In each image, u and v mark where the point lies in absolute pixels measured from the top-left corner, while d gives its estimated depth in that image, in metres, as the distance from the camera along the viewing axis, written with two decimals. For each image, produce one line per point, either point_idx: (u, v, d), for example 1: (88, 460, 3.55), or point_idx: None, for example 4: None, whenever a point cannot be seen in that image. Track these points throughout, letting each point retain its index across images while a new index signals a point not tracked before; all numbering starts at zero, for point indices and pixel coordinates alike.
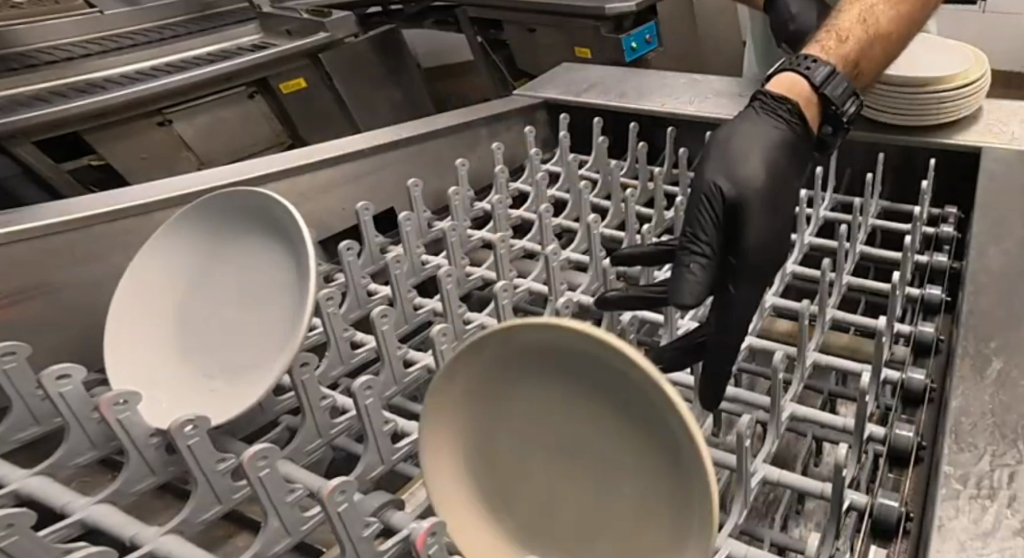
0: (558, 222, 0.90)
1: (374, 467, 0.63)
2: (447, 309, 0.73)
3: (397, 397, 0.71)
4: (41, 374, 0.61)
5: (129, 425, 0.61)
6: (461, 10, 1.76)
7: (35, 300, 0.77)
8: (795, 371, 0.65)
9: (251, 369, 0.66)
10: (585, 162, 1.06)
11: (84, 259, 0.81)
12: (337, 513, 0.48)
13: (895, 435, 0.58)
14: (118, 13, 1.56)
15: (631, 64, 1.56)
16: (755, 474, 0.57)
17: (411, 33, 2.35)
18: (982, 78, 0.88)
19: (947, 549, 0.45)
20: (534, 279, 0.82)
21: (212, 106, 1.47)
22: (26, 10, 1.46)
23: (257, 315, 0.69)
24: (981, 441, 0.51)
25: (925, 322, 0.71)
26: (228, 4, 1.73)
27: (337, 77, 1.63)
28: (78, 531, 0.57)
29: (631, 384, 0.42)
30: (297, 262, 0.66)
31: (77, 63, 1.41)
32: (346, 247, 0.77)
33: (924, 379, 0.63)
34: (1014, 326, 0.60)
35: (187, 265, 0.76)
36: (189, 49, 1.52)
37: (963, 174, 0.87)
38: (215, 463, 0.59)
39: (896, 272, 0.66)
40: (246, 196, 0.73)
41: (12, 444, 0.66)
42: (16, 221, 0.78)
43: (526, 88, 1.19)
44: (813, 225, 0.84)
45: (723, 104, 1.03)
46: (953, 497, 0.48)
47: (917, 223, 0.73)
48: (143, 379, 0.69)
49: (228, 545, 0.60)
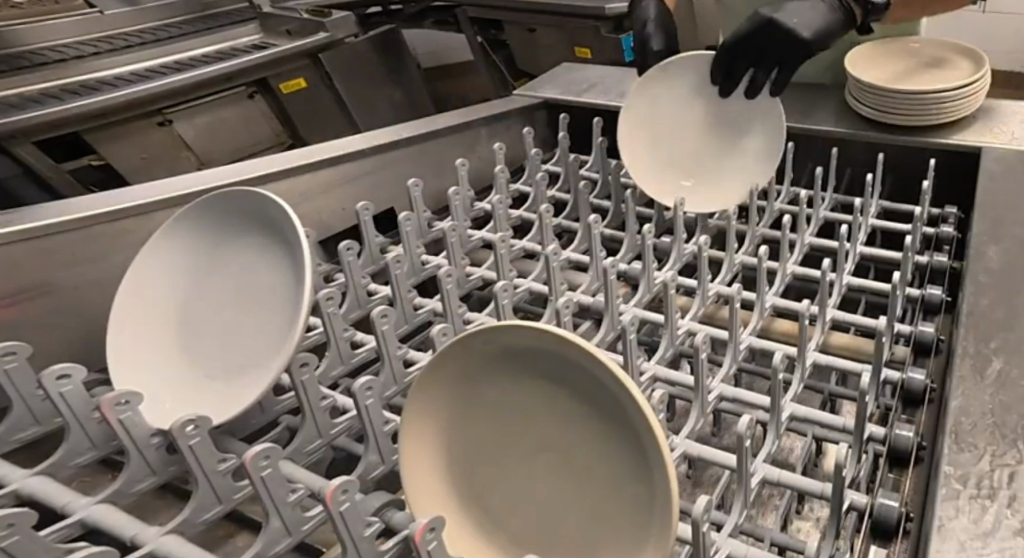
0: (558, 222, 0.90)
1: (374, 467, 0.63)
2: (447, 309, 0.73)
3: (398, 397, 0.71)
4: (42, 374, 0.61)
5: (130, 425, 0.61)
6: (461, 10, 1.75)
7: (36, 300, 0.78)
8: (795, 371, 0.65)
9: (251, 369, 0.66)
10: (585, 162, 1.06)
11: (84, 259, 0.81)
12: (339, 512, 0.48)
13: (895, 435, 0.58)
14: (118, 13, 1.55)
15: (631, 63, 1.56)
16: (755, 474, 0.57)
17: (411, 33, 2.35)
18: (982, 76, 0.88)
19: (947, 549, 0.45)
20: (534, 279, 0.82)
21: (212, 106, 1.47)
22: (26, 10, 1.46)
23: (257, 315, 0.69)
24: (981, 441, 0.51)
25: (925, 322, 0.71)
26: (228, 4, 1.73)
27: (337, 77, 1.63)
28: (79, 531, 0.57)
29: (597, 383, 0.47)
30: (295, 261, 0.66)
31: (78, 63, 1.41)
32: (346, 247, 0.77)
33: (924, 378, 0.63)
34: (1013, 326, 0.60)
35: (189, 263, 0.76)
36: (188, 48, 1.52)
37: (963, 174, 0.87)
38: (215, 463, 0.59)
39: (896, 272, 0.66)
40: (244, 197, 0.73)
41: (11, 444, 0.65)
42: (16, 221, 0.78)
43: (526, 87, 1.19)
44: (813, 225, 0.84)
45: None
46: (953, 497, 0.48)
47: (917, 223, 0.73)
48: (143, 379, 0.70)
49: (229, 544, 0.61)
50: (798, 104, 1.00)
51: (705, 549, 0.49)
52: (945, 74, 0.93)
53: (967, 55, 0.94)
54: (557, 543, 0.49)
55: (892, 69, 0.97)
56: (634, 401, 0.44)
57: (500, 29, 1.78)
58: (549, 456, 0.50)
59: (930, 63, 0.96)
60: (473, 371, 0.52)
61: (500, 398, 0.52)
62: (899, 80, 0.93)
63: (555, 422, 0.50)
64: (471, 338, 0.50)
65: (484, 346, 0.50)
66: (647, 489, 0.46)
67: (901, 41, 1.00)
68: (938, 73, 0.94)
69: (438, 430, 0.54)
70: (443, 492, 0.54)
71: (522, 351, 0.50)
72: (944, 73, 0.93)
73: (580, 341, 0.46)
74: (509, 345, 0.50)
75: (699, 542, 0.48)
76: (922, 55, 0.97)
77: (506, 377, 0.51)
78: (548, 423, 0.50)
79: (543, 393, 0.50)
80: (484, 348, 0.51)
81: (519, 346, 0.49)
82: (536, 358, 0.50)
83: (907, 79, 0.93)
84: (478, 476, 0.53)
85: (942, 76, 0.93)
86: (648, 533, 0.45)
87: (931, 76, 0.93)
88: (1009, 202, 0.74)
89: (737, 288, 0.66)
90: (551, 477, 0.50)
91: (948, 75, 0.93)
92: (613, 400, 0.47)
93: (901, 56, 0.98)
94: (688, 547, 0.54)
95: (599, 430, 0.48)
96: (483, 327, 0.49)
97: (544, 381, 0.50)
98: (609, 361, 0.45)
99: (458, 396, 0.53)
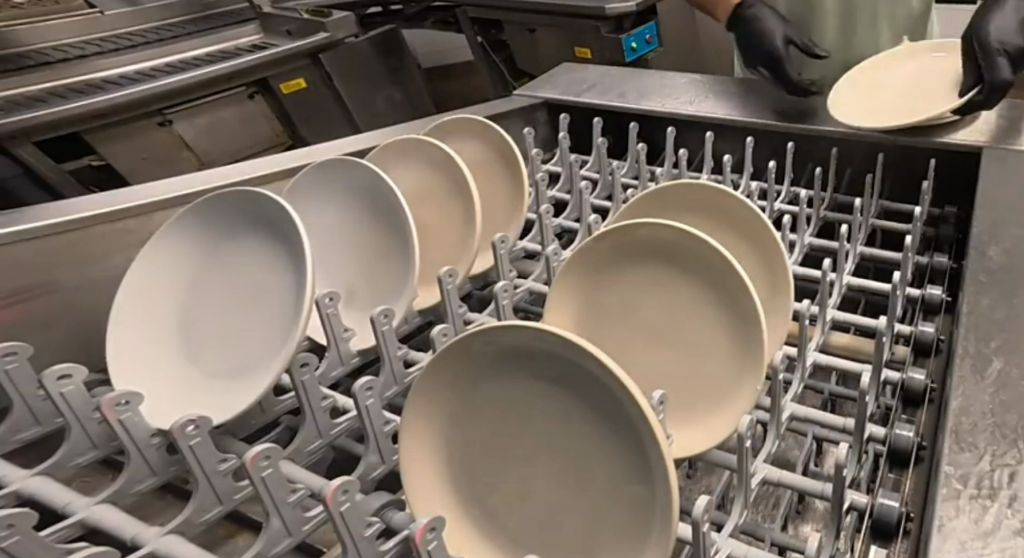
0: (558, 223, 0.90)
1: (374, 467, 0.63)
2: (448, 310, 0.73)
3: (398, 397, 0.71)
4: (43, 374, 0.61)
5: (130, 425, 0.61)
6: (461, 10, 1.77)
7: (37, 299, 0.78)
8: (795, 371, 0.65)
9: (251, 368, 0.66)
10: (585, 162, 1.06)
11: (87, 259, 0.81)
12: (340, 512, 0.48)
13: (895, 436, 0.58)
14: (118, 13, 1.55)
15: (631, 64, 1.56)
16: (756, 474, 0.57)
17: (411, 33, 2.35)
18: (689, 374, 0.62)
19: (947, 549, 0.45)
20: (535, 279, 0.82)
21: (211, 106, 1.47)
22: (26, 10, 1.46)
23: (256, 313, 0.70)
24: (982, 441, 0.51)
25: (925, 322, 0.71)
26: (229, 4, 1.72)
27: (338, 78, 1.63)
28: (80, 532, 0.57)
29: (598, 388, 0.47)
30: (297, 256, 0.67)
31: (76, 63, 1.40)
32: (371, 254, 0.79)
33: (924, 379, 0.63)
34: (1012, 325, 0.60)
35: (190, 261, 0.76)
36: (187, 49, 1.52)
37: (964, 173, 0.86)
38: (216, 463, 0.59)
39: (896, 272, 0.66)
40: (244, 198, 0.73)
41: (12, 444, 0.65)
42: (17, 221, 0.78)
43: (525, 87, 1.19)
44: (813, 225, 0.84)
45: (723, 105, 1.02)
46: (953, 497, 0.48)
47: (916, 223, 0.73)
48: (143, 377, 0.70)
49: (229, 544, 0.61)
50: (797, 103, 1.01)
51: (704, 549, 0.49)
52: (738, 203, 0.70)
53: (728, 258, 0.60)
54: (557, 539, 0.50)
55: (580, 287, 0.68)
56: (637, 409, 0.44)
57: (500, 29, 1.78)
58: (549, 461, 0.50)
59: (750, 225, 0.69)
60: (610, 261, 0.67)
61: (499, 399, 0.52)
62: (788, 294, 0.65)
63: (554, 425, 0.50)
64: (636, 229, 0.64)
65: (647, 231, 0.64)
66: (645, 491, 0.46)
67: (628, 234, 0.65)
68: (660, 290, 0.64)
69: (437, 432, 0.54)
70: (442, 491, 0.54)
71: (522, 359, 0.50)
72: (669, 306, 0.64)
73: (584, 345, 0.46)
74: (511, 348, 0.50)
75: (700, 542, 0.48)
76: (617, 275, 0.66)
77: (641, 267, 0.65)
78: (546, 423, 0.50)
79: (544, 398, 0.50)
80: (647, 238, 0.65)
81: (658, 238, 0.64)
82: (535, 360, 0.50)
83: (724, 357, 0.61)
84: (477, 477, 0.53)
85: (670, 308, 0.64)
86: (648, 532, 0.45)
87: (705, 344, 0.62)
88: (1009, 201, 0.74)
89: (808, 305, 0.63)
90: (549, 479, 0.50)
91: (716, 326, 0.61)
92: (614, 403, 0.47)
93: (660, 281, 0.65)
94: (688, 547, 0.54)
95: (597, 437, 0.48)
96: (487, 331, 0.50)
97: (544, 387, 0.50)
98: (609, 361, 0.45)
99: (460, 398, 0.53)
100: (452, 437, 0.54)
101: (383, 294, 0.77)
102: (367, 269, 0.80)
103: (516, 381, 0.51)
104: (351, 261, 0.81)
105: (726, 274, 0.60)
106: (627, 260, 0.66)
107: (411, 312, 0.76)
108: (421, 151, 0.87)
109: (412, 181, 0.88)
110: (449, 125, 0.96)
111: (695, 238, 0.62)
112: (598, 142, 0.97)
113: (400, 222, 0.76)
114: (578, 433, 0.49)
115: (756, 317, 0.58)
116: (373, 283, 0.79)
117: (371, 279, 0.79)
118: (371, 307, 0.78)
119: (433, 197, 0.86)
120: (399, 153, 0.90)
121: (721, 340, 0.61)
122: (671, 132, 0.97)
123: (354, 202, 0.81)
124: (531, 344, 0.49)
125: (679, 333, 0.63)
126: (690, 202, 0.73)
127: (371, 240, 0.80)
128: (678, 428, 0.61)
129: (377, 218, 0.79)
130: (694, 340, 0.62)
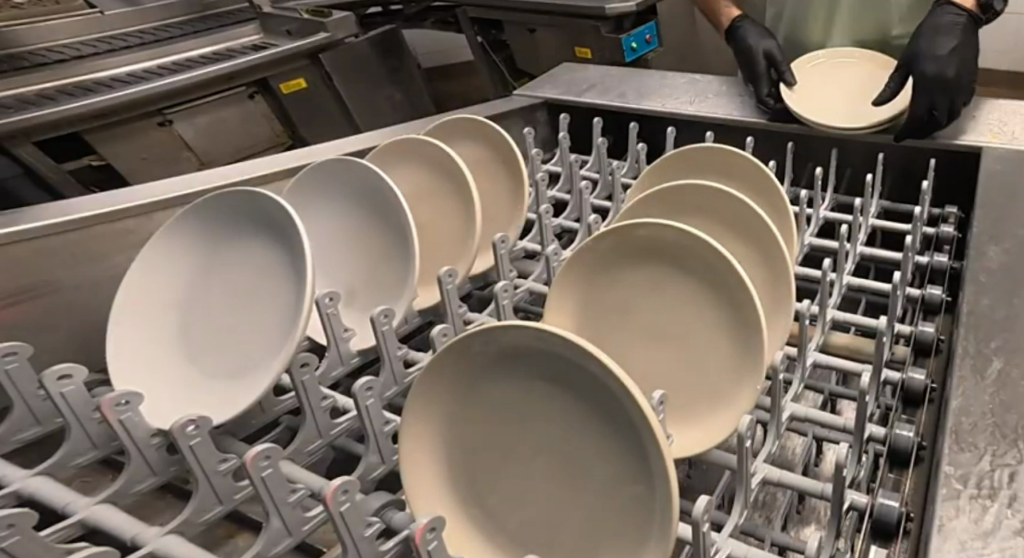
0: (558, 223, 0.90)
1: (374, 467, 0.63)
2: (448, 310, 0.73)
3: (398, 397, 0.71)
4: (43, 374, 0.61)
5: (130, 425, 0.61)
6: (461, 11, 1.77)
7: (37, 299, 0.78)
8: (796, 371, 0.65)
9: (251, 369, 0.66)
10: (585, 162, 1.06)
11: (87, 259, 0.81)
12: (340, 512, 0.48)
13: (895, 436, 0.58)
14: (118, 13, 1.55)
15: (631, 64, 1.56)
16: (756, 474, 0.57)
17: (411, 33, 2.35)
18: (688, 375, 0.62)
19: (947, 549, 0.45)
20: (535, 279, 0.82)
21: (211, 106, 1.47)
22: (25, 10, 1.46)
23: (256, 313, 0.69)
24: (982, 441, 0.51)
25: (925, 322, 0.71)
26: (229, 4, 1.72)
27: (337, 78, 1.63)
28: (80, 532, 0.57)
29: (597, 387, 0.47)
30: (297, 256, 0.67)
31: (75, 63, 1.40)
32: (371, 254, 0.79)
33: (924, 378, 0.63)
34: (1013, 326, 0.60)
35: (190, 262, 0.76)
36: (186, 49, 1.52)
37: (964, 173, 0.87)
38: (217, 464, 0.59)
39: (897, 272, 0.65)
40: (244, 198, 0.73)
41: (12, 444, 0.65)
42: (17, 221, 0.78)
43: (525, 87, 1.19)
44: (813, 225, 0.83)
45: (722, 105, 1.02)
46: (953, 497, 0.48)
47: (916, 223, 0.73)
48: (143, 377, 0.70)
49: (229, 544, 0.61)
50: None
51: (704, 549, 0.49)
52: (740, 205, 0.70)
53: (727, 258, 0.60)
54: (556, 539, 0.50)
55: (580, 288, 0.68)
56: (637, 410, 0.44)
57: (500, 29, 1.78)
58: (548, 461, 0.50)
59: (751, 228, 0.69)
60: (610, 261, 0.67)
61: (499, 399, 0.52)
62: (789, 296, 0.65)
63: (553, 425, 0.50)
64: (635, 229, 0.64)
65: (647, 231, 0.64)
66: (645, 490, 0.46)
67: (628, 235, 0.65)
68: (659, 291, 0.64)
69: (437, 433, 0.54)
70: (442, 491, 0.54)
71: (522, 359, 0.50)
72: (669, 307, 0.64)
73: (584, 345, 0.46)
74: (511, 348, 0.50)
75: (699, 542, 0.48)
76: (617, 275, 0.66)
77: (642, 268, 0.65)
78: (546, 423, 0.50)
79: (544, 398, 0.50)
80: (646, 239, 0.65)
81: (657, 239, 0.64)
82: (535, 360, 0.50)
83: (723, 358, 0.61)
84: (477, 477, 0.53)
85: (670, 309, 0.64)
86: (648, 532, 0.45)
87: (705, 345, 0.62)
88: (1010, 202, 0.74)
89: (807, 304, 0.63)
90: (549, 479, 0.50)
91: (717, 327, 0.61)
92: (614, 403, 0.47)
93: (660, 281, 0.65)
94: (689, 547, 0.54)
95: (595, 436, 0.48)
96: (488, 331, 0.50)
97: (545, 387, 0.50)
98: (609, 361, 0.45)
99: (460, 398, 0.53)
100: (451, 438, 0.54)
101: (384, 295, 0.77)
102: (367, 269, 0.80)
103: (516, 382, 0.51)
104: (351, 261, 0.81)
105: (726, 275, 0.60)
106: (627, 261, 0.66)
107: (411, 311, 0.76)
108: (420, 150, 0.87)
109: (412, 181, 0.88)
110: (449, 125, 0.96)
111: (694, 238, 0.62)
112: (597, 142, 0.97)
113: (400, 222, 0.76)
114: (577, 432, 0.49)
115: (756, 317, 0.58)
116: (372, 283, 0.79)
117: (371, 279, 0.79)
118: (371, 307, 0.78)
119: (432, 197, 0.86)
120: (400, 152, 0.90)
121: (721, 341, 0.61)
122: (671, 133, 0.97)
123: (354, 202, 0.81)
124: (531, 344, 0.49)
125: (680, 334, 0.63)
126: (691, 203, 0.74)
127: (370, 240, 0.80)
128: (678, 428, 0.61)
129: (377, 218, 0.79)
130: (695, 341, 0.62)
